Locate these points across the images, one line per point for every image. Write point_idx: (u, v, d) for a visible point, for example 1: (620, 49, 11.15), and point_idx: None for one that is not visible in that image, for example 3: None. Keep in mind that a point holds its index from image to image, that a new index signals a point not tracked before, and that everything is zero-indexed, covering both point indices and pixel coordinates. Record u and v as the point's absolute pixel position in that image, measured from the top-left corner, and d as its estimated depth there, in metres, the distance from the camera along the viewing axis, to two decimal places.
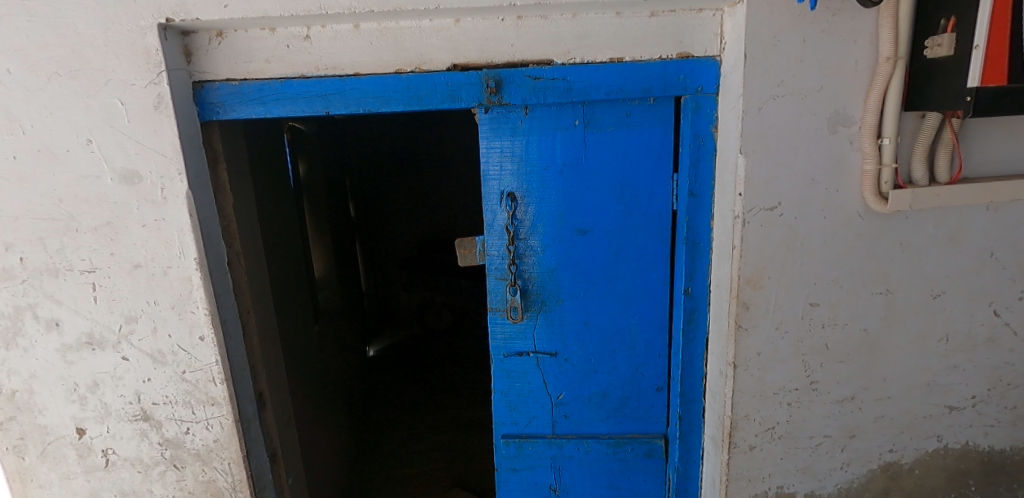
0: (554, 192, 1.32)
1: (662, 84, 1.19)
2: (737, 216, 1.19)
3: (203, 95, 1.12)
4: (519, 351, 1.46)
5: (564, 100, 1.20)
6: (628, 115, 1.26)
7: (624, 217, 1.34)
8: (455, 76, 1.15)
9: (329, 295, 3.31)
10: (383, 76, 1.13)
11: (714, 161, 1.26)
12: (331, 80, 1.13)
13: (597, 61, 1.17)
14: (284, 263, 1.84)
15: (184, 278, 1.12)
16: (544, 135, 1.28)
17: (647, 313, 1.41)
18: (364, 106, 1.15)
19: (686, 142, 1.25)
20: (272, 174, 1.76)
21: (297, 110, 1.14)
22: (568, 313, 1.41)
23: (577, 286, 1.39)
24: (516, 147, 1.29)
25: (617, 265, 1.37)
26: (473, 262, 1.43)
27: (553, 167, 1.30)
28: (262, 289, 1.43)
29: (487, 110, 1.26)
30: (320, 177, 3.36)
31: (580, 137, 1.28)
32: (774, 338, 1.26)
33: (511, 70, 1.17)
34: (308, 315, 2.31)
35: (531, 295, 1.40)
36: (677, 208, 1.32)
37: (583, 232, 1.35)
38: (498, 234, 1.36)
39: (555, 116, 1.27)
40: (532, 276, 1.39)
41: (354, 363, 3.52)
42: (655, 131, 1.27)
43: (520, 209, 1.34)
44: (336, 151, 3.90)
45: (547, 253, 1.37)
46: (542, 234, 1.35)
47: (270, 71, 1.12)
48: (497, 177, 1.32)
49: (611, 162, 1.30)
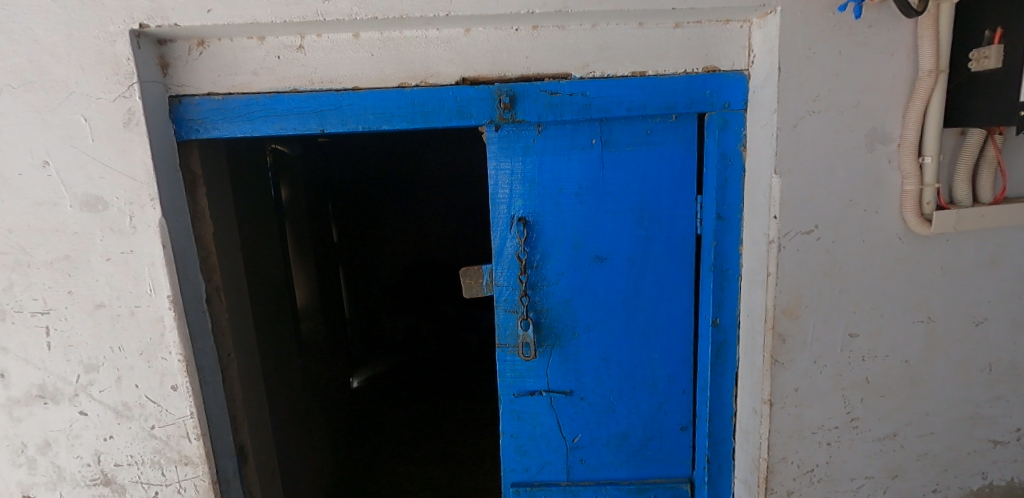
0: (569, 217, 1.22)
1: (687, 100, 1.10)
2: (771, 240, 1.09)
3: (180, 111, 0.99)
4: (531, 390, 1.33)
5: (583, 117, 1.09)
6: (650, 133, 1.17)
7: (646, 243, 1.23)
8: (464, 91, 1.05)
9: (313, 325, 3.14)
10: (384, 90, 1.03)
11: (743, 181, 1.16)
12: (326, 94, 1.01)
13: (617, 75, 1.08)
14: (266, 295, 1.68)
15: (155, 319, 0.97)
16: (558, 155, 1.18)
17: (671, 346, 1.29)
18: (364, 123, 1.04)
19: (712, 161, 1.16)
20: (255, 197, 1.62)
21: (287, 127, 1.02)
22: (585, 347, 1.30)
23: (594, 318, 1.28)
24: (527, 168, 1.19)
25: (638, 296, 1.26)
26: (479, 293, 1.30)
27: (568, 190, 1.20)
28: (244, 325, 1.29)
29: (497, 128, 1.16)
30: (303, 199, 3.18)
31: (597, 158, 1.18)
32: (812, 372, 1.16)
33: (526, 84, 1.07)
34: (291, 350, 2.14)
35: (544, 329, 1.28)
36: (702, 232, 1.22)
37: (600, 260, 1.24)
38: (508, 262, 1.25)
39: (570, 135, 1.17)
40: (545, 308, 1.27)
41: (339, 396, 3.33)
42: (677, 150, 1.18)
43: (532, 236, 1.23)
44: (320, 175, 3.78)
45: (561, 282, 1.26)
46: (556, 262, 1.24)
47: (259, 84, 1.00)
48: (507, 201, 1.21)
49: (631, 184, 1.20)
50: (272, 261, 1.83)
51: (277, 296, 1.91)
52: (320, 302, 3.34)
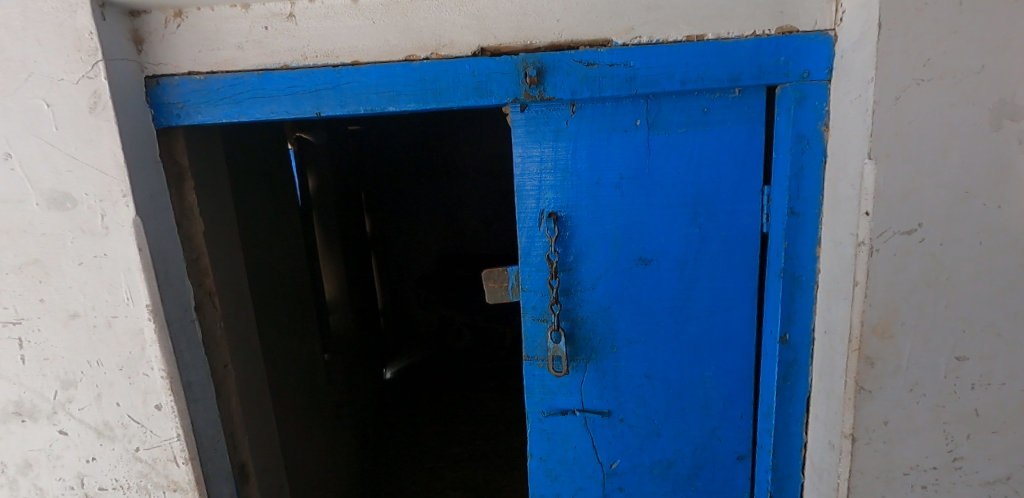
0: (608, 214, 1.04)
1: (756, 70, 0.90)
2: (860, 242, 0.88)
3: (159, 94, 0.87)
4: (563, 409, 1.16)
5: (627, 93, 0.91)
6: (706, 112, 0.97)
7: (700, 243, 1.04)
8: (483, 63, 0.88)
9: (343, 318, 3.07)
10: (389, 65, 0.87)
11: (823, 170, 0.95)
12: (322, 71, 0.87)
13: (669, 40, 0.89)
14: (277, 293, 1.57)
15: (134, 332, 0.86)
16: (596, 140, 1.00)
17: (728, 363, 1.10)
18: (366, 104, 0.88)
19: (785, 145, 0.95)
20: (263, 189, 1.50)
21: (279, 111, 0.88)
22: (625, 363, 1.12)
23: (636, 330, 1.10)
24: (559, 155, 1.02)
25: (689, 305, 1.08)
26: (503, 299, 1.14)
27: (608, 180, 1.02)
28: (245, 331, 1.17)
29: (523, 108, 0.99)
30: (330, 189, 3.03)
31: (642, 143, 1.00)
32: (906, 403, 0.95)
33: (557, 54, 0.88)
34: (311, 348, 2.05)
35: (578, 341, 1.11)
36: (769, 230, 1.02)
37: (645, 263, 1.06)
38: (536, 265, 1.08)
39: (610, 116, 0.99)
40: (579, 317, 1.10)
41: (368, 391, 3.27)
42: (739, 132, 0.98)
43: (564, 235, 1.06)
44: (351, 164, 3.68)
45: (598, 288, 1.08)
46: (592, 265, 1.07)
47: (244, 60, 0.86)
48: (535, 194, 1.04)
49: (683, 174, 1.01)
50: (285, 256, 1.72)
51: (293, 292, 1.80)
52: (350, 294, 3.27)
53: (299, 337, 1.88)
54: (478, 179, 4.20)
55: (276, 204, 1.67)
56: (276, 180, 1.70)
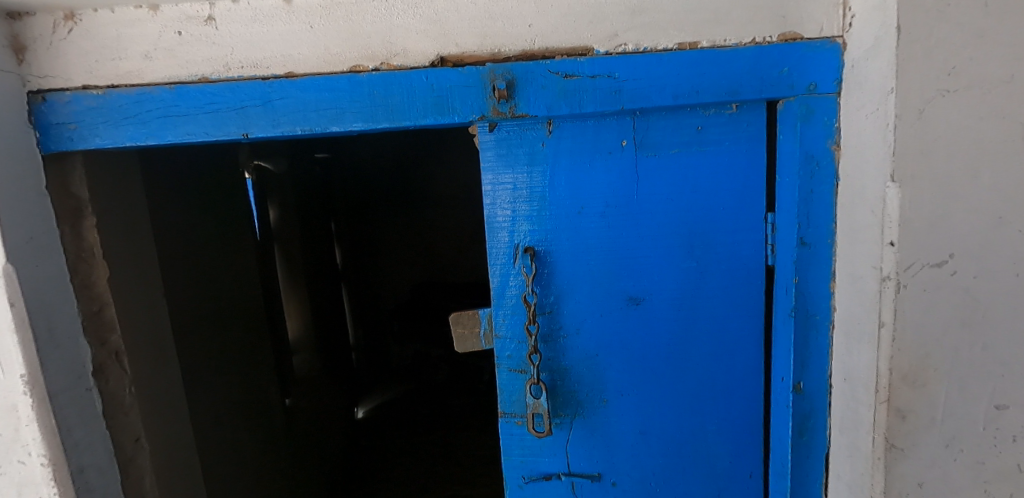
0: (592, 247, 0.90)
1: (757, 82, 0.79)
2: (885, 277, 0.75)
3: (45, 113, 0.71)
4: (546, 473, 1.00)
5: (612, 108, 0.78)
6: (700, 131, 0.86)
7: (698, 279, 0.91)
8: (443, 75, 0.74)
9: (307, 358, 2.83)
10: (332, 77, 0.73)
11: (836, 194, 0.83)
12: (249, 84, 0.72)
13: (658, 48, 0.77)
14: (213, 340, 1.38)
15: (5, 410, 0.68)
16: (577, 163, 0.87)
17: (733, 415, 0.96)
18: (303, 124, 0.74)
19: (791, 166, 0.83)
20: (195, 222, 1.32)
21: (195, 132, 0.73)
22: (616, 417, 0.97)
23: (628, 380, 0.95)
24: (535, 180, 0.89)
25: (688, 350, 0.94)
26: (474, 346, 0.98)
27: (591, 210, 0.89)
28: (165, 392, 0.99)
29: (493, 128, 0.86)
30: (294, 220, 2.86)
31: (629, 167, 0.87)
32: (946, 463, 0.81)
33: (529, 64, 0.75)
34: (260, 398, 1.82)
35: (561, 394, 0.96)
36: (774, 263, 0.90)
37: (636, 303, 0.92)
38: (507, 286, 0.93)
39: (592, 136, 0.86)
40: (562, 366, 0.95)
41: (337, 436, 3.03)
42: (737, 153, 0.87)
43: (542, 272, 0.92)
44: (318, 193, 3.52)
45: (583, 333, 0.94)
46: (576, 307, 0.93)
47: (152, 71, 0.72)
48: (509, 226, 0.91)
49: (676, 202, 0.88)
50: (224, 297, 1.52)
51: (234, 338, 1.60)
52: (317, 330, 3.05)
53: (242, 387, 1.65)
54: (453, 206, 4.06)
55: (218, 238, 1.51)
56: (216, 212, 1.52)
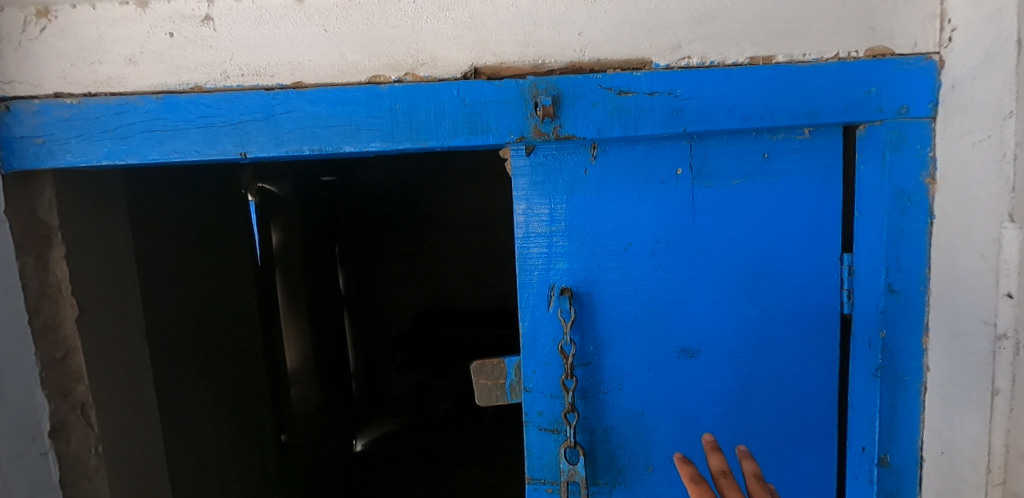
0: (639, 290, 0.78)
1: (840, 102, 0.68)
2: (1002, 336, 0.60)
3: (9, 126, 0.61)
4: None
5: (671, 131, 0.67)
6: (766, 159, 0.75)
7: (761, 329, 0.79)
8: (477, 88, 0.64)
9: (304, 390, 2.67)
10: (349, 90, 0.63)
11: (929, 234, 0.71)
12: (250, 95, 0.62)
13: (726, 63, 0.67)
14: (201, 378, 1.24)
15: None
16: (623, 192, 0.76)
17: (801, 490, 0.82)
18: (312, 142, 0.63)
19: (875, 201, 0.72)
20: (188, 251, 1.21)
21: (182, 150, 0.63)
22: (663, 486, 0.84)
23: (678, 445, 0.82)
24: (575, 212, 0.77)
25: (749, 411, 0.80)
26: (495, 401, 0.85)
27: (639, 247, 0.77)
28: (137, 447, 0.85)
29: (530, 151, 0.75)
30: (297, 244, 2.74)
31: (684, 198, 0.76)
32: None
33: (577, 78, 0.65)
34: (250, 441, 1.67)
35: (599, 458, 0.83)
36: (851, 311, 0.77)
37: (688, 355, 0.80)
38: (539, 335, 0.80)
39: (642, 163, 0.75)
40: (602, 426, 0.82)
41: (333, 473, 2.85)
42: (809, 185, 0.75)
43: (581, 317, 0.79)
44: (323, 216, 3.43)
45: (627, 389, 0.81)
46: (619, 358, 0.80)
47: (136, 78, 0.63)
48: (543, 264, 0.79)
49: (737, 239, 0.77)
50: (215, 331, 1.39)
51: (224, 376, 1.46)
52: (316, 360, 2.89)
53: (231, 429, 1.50)
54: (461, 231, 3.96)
55: (214, 266, 1.39)
56: (212, 238, 1.41)
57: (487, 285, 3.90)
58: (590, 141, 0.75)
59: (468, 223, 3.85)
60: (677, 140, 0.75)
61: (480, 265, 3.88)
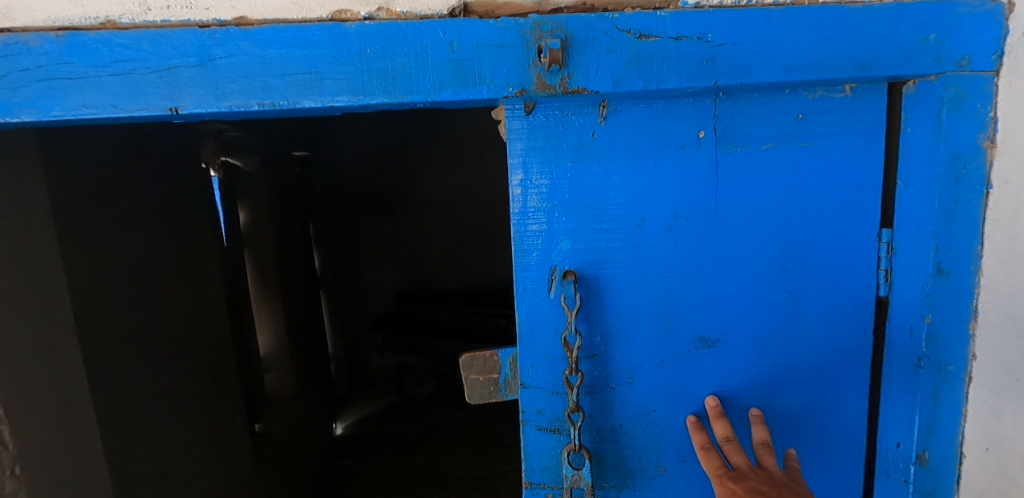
0: (653, 273, 0.69)
1: (894, 52, 0.58)
2: None
3: None
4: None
5: (700, 85, 0.56)
6: (801, 120, 0.65)
7: (789, 315, 0.70)
8: (469, 29, 0.52)
9: (279, 377, 2.54)
10: (308, 28, 0.51)
11: (985, 205, 0.61)
12: (178, 32, 0.49)
13: (766, 3, 0.56)
14: (152, 375, 1.11)
15: None
16: (637, 160, 0.65)
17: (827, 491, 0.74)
18: (261, 94, 0.51)
19: (925, 169, 0.63)
20: (130, 234, 1.07)
21: (95, 103, 0.50)
22: (676, 489, 0.76)
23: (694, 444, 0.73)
24: (581, 183, 0.66)
25: (772, 406, 0.72)
26: (486, 398, 0.75)
27: (654, 223, 0.67)
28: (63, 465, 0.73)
29: (530, 111, 0.64)
30: (268, 224, 2.57)
31: (706, 167, 0.66)
32: None
33: (590, 17, 0.54)
34: (217, 436, 1.54)
35: (606, 459, 0.75)
36: (890, 295, 0.68)
37: (708, 345, 0.71)
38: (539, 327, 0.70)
39: (658, 125, 0.65)
40: (609, 425, 0.73)
41: (312, 461, 2.75)
42: (848, 151, 0.66)
43: (587, 305, 0.69)
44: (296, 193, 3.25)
45: (638, 383, 0.72)
46: (629, 349, 0.71)
47: (29, 10, 0.49)
48: (543, 244, 0.68)
49: (766, 213, 0.67)
50: (172, 321, 1.27)
51: (184, 371, 1.34)
52: (291, 344, 2.76)
53: (192, 428, 1.37)
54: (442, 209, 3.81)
55: (167, 249, 1.24)
56: (168, 220, 1.29)
57: (469, 264, 3.79)
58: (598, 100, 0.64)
59: (448, 201, 3.72)
60: (698, 98, 0.64)
61: (461, 244, 3.77)
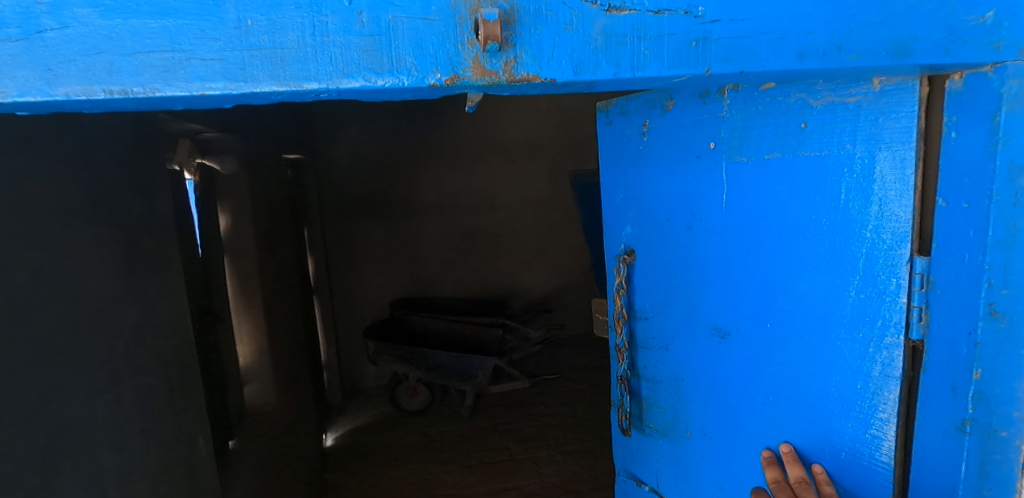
0: (676, 261, 0.78)
1: (940, 33, 0.45)
2: None
3: None
4: (635, 476, 0.99)
5: (688, 72, 0.43)
6: (805, 129, 0.58)
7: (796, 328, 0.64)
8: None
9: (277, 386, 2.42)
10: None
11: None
12: None
13: None
14: (81, 397, 0.97)
15: None
16: (674, 162, 0.75)
17: None
18: (106, 79, 0.40)
19: (979, 184, 0.49)
20: (62, 237, 0.95)
21: None
22: (694, 460, 0.83)
23: (709, 419, 0.79)
24: (638, 180, 0.83)
25: (787, 423, 0.68)
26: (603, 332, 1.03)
27: (678, 220, 0.76)
28: None
29: (619, 121, 0.86)
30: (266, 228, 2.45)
31: (721, 175, 0.68)
32: None
33: None
34: (173, 462, 1.35)
35: (651, 406, 0.91)
36: (924, 338, 0.55)
37: (722, 335, 0.74)
38: (778, 324, 0.66)
39: (679, 137, 0.74)
40: (654, 379, 0.89)
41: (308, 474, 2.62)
42: (863, 160, 0.54)
43: (638, 281, 0.87)
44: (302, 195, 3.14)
45: (670, 353, 0.84)
46: (662, 320, 0.84)
47: None
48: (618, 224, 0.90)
49: (772, 222, 0.63)
50: (111, 336, 1.10)
51: (130, 390, 1.16)
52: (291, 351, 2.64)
53: (155, 447, 1.23)
54: (439, 215, 3.66)
55: (115, 256, 1.12)
56: (127, 225, 1.19)
57: (467, 270, 3.80)
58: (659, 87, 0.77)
59: (446, 205, 3.68)
60: (710, 111, 0.69)
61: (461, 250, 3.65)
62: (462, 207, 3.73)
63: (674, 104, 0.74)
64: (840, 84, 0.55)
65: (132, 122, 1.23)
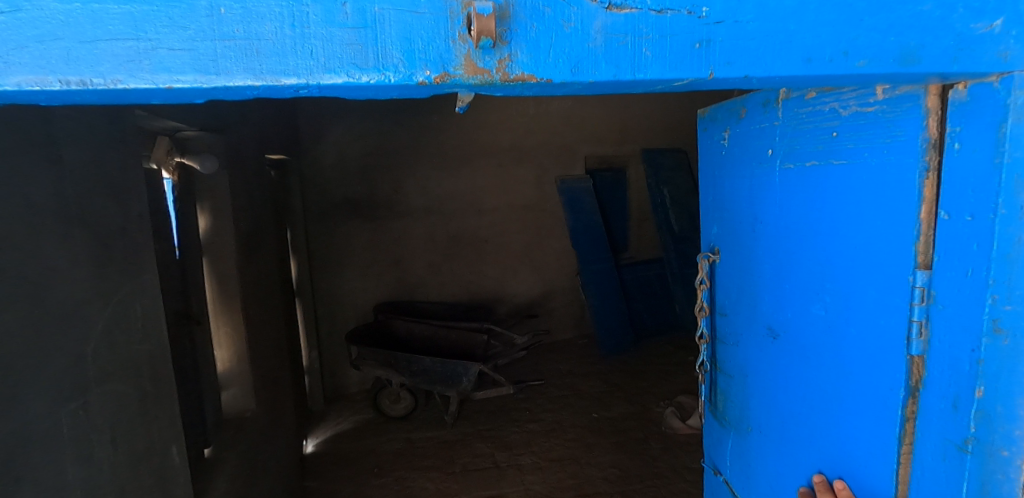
0: (744, 261, 0.80)
1: (947, 42, 0.44)
2: None
3: None
4: (716, 466, 1.01)
5: (691, 75, 0.41)
6: (835, 139, 0.58)
7: (825, 334, 0.64)
8: None
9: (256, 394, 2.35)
10: None
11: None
12: None
13: None
14: (43, 409, 0.91)
15: None
16: (744, 166, 0.77)
17: None
18: (59, 68, 0.36)
19: (982, 196, 0.48)
20: (29, 239, 0.91)
21: None
22: (755, 455, 0.84)
23: (764, 416, 0.80)
24: (720, 181, 0.85)
25: (817, 428, 0.68)
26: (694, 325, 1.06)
27: (746, 223, 0.78)
28: None
29: (710, 124, 0.88)
30: (246, 231, 2.38)
31: (776, 180, 0.69)
32: None
33: None
34: (141, 473, 1.28)
35: (726, 399, 0.93)
36: (921, 354, 0.54)
37: (773, 336, 0.75)
38: (812, 328, 0.66)
39: (749, 144, 0.75)
40: (727, 374, 0.91)
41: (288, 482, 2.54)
42: (880, 169, 0.54)
43: (718, 279, 0.90)
44: (283, 197, 3.07)
45: (740, 349, 0.85)
46: (734, 317, 0.86)
47: None
48: (707, 223, 0.93)
49: (810, 228, 0.64)
50: (78, 342, 1.03)
51: (97, 398, 1.09)
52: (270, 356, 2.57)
53: (120, 461, 1.17)
54: (425, 218, 3.62)
55: (85, 260, 1.07)
56: (101, 227, 1.14)
57: (453, 275, 3.77)
58: (739, 95, 0.78)
59: (432, 209, 3.64)
60: (770, 120, 0.70)
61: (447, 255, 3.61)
62: (449, 211, 3.69)
63: (746, 112, 0.76)
64: (863, 93, 0.55)
65: (104, 120, 1.18)
